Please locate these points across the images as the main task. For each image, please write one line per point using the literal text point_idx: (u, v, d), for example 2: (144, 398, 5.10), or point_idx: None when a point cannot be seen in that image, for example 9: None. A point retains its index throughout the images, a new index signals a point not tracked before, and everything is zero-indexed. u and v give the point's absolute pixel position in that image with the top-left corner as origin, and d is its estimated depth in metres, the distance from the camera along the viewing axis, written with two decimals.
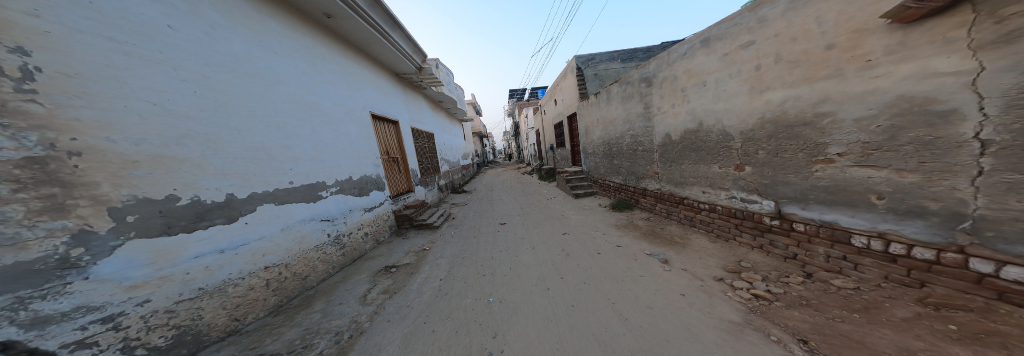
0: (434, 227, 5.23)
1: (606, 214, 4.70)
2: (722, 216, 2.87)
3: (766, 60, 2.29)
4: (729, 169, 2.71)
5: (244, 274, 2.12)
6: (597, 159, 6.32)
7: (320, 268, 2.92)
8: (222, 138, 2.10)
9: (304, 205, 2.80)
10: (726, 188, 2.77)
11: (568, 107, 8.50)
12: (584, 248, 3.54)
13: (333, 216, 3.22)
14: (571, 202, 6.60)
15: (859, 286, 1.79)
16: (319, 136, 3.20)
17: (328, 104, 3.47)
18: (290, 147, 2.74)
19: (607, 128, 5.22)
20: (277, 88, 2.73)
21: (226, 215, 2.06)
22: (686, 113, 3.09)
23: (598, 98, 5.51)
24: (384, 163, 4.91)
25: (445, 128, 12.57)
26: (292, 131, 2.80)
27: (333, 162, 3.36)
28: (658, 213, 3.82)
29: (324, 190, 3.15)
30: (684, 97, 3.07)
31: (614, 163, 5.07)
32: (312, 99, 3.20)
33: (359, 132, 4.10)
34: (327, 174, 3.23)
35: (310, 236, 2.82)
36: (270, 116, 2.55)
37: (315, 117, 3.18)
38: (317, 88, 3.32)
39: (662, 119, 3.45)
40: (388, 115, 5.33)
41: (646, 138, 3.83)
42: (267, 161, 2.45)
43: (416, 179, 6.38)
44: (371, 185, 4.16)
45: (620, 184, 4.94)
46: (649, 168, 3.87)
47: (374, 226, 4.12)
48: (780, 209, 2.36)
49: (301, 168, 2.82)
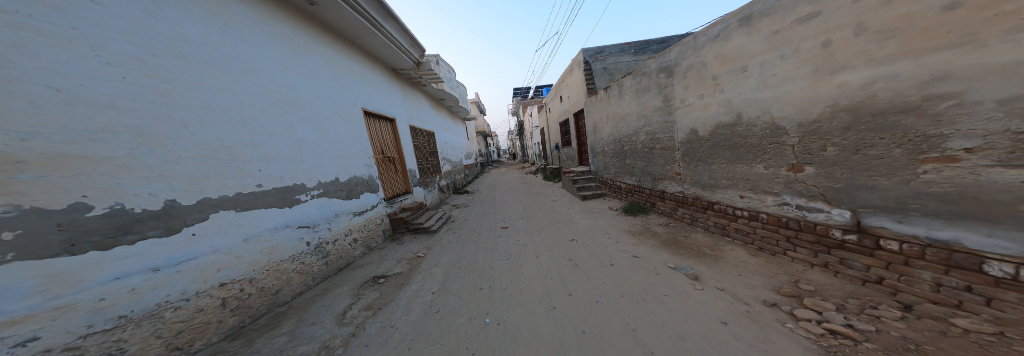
0: (432, 231, 4.88)
1: (618, 218, 4.35)
2: (768, 225, 2.45)
3: (839, 33, 1.84)
4: (780, 169, 2.29)
5: (189, 294, 1.79)
6: (606, 159, 5.97)
7: (295, 280, 2.59)
8: (162, 135, 1.77)
9: (277, 210, 2.48)
10: (778, 193, 2.33)
11: (574, 104, 8.22)
12: (594, 258, 3.19)
13: (316, 222, 2.90)
14: (578, 205, 6.25)
15: (1003, 331, 1.26)
16: (298, 134, 2.87)
17: (309, 99, 3.14)
18: (259, 146, 2.40)
19: (619, 125, 4.86)
20: (243, 77, 2.38)
21: (164, 225, 1.73)
22: (717, 104, 2.71)
23: (608, 93, 5.15)
24: (378, 163, 4.56)
25: (447, 127, 12.27)
26: (262, 127, 2.47)
27: (316, 162, 3.04)
28: (679, 218, 3.45)
29: (304, 193, 2.83)
30: (716, 86, 2.68)
31: (627, 163, 4.71)
32: (289, 92, 2.86)
33: (348, 130, 3.77)
34: (307, 175, 2.89)
35: (283, 245, 2.49)
36: (232, 109, 2.22)
37: (293, 113, 2.85)
38: (296, 82, 2.98)
39: (686, 112, 3.07)
40: (383, 112, 5.00)
41: (665, 134, 3.47)
42: (227, 161, 2.12)
43: (415, 180, 6.06)
44: (362, 187, 3.84)
45: (633, 186, 4.61)
46: (668, 168, 3.51)
47: (364, 231, 3.79)
48: (859, 221, 1.89)
49: (273, 169, 2.49)
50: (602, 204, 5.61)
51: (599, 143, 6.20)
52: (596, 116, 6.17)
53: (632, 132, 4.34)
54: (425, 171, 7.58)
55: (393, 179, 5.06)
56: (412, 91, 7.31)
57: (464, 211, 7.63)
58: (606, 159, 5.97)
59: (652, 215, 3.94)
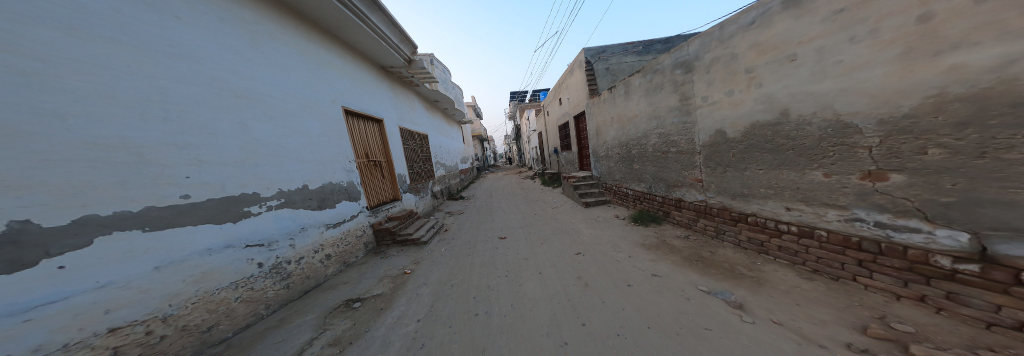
0: (423, 243, 4.45)
1: (629, 229, 4.00)
2: (828, 243, 2.05)
3: (945, 3, 1.41)
4: (845, 177, 1.91)
5: (54, 348, 1.32)
6: (611, 164, 5.69)
7: (240, 311, 2.12)
8: (22, 129, 1.31)
9: (216, 227, 2.01)
10: (845, 207, 1.92)
11: (574, 106, 8.10)
12: (606, 277, 2.82)
13: (272, 239, 2.43)
14: (582, 213, 5.91)
15: None
16: (255, 133, 2.43)
17: (274, 93, 2.70)
18: (195, 147, 1.95)
19: (629, 127, 4.58)
20: (177, 64, 1.95)
21: (9, 257, 1.24)
22: (752, 101, 2.40)
23: (616, 93, 4.88)
24: (361, 168, 4.14)
25: (441, 130, 11.89)
26: (201, 125, 2.01)
27: (278, 167, 2.59)
28: (700, 230, 3.11)
29: (258, 204, 2.36)
30: (751, 80, 2.37)
31: (637, 168, 4.43)
32: (245, 84, 2.42)
33: (323, 130, 3.33)
34: (265, 182, 2.43)
35: (222, 270, 2.02)
36: (154, 102, 1.78)
37: (249, 108, 2.40)
38: (256, 74, 2.55)
39: (712, 110, 2.77)
40: (368, 112, 4.60)
41: (682, 136, 3.17)
42: (144, 166, 1.67)
43: (405, 186, 5.66)
44: (338, 194, 3.40)
45: (642, 193, 4.33)
46: (686, 173, 3.20)
47: (340, 246, 3.33)
48: (982, 247, 1.43)
49: (216, 177, 2.04)
50: (609, 212, 5.29)
51: (605, 147, 5.89)
52: (601, 118, 5.88)
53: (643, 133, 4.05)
54: (418, 177, 7.17)
55: (380, 185, 4.65)
56: (403, 92, 6.93)
57: (459, 219, 7.22)
58: (611, 165, 5.69)
59: (667, 226, 3.62)
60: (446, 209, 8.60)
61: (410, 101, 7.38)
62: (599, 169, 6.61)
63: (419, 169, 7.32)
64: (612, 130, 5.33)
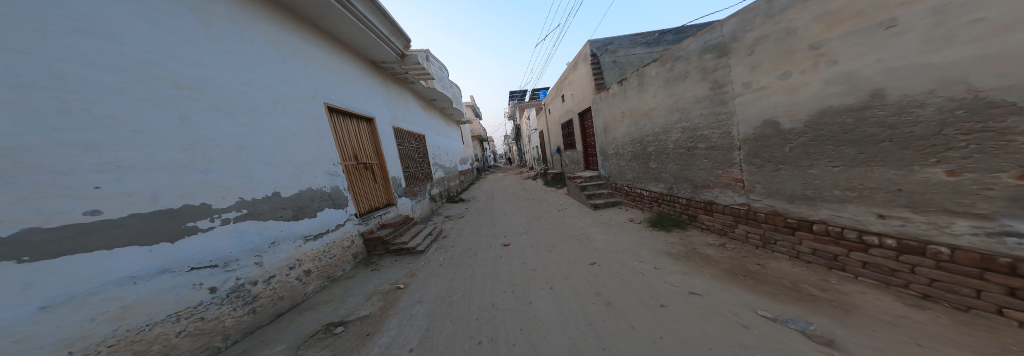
0: (420, 252, 4.03)
1: (649, 235, 3.62)
2: (955, 265, 1.52)
3: None
4: (965, 174, 1.48)
5: None
6: (622, 164, 5.31)
7: (184, 349, 1.72)
8: None
9: (142, 247, 1.63)
10: (989, 217, 1.41)
11: (579, 101, 7.81)
12: (630, 294, 2.44)
13: (229, 258, 2.03)
14: (592, 216, 5.53)
15: None
16: (202, 131, 2.01)
17: (231, 85, 2.29)
18: (108, 149, 1.57)
19: (644, 123, 4.19)
20: (90, 46, 1.57)
21: None
22: (821, 82, 1.97)
23: (631, 86, 4.49)
24: (348, 171, 3.73)
25: (439, 131, 11.48)
26: (117, 120, 1.62)
27: (236, 172, 2.17)
28: (738, 237, 2.72)
29: (205, 218, 1.94)
30: (819, 58, 1.96)
31: (655, 167, 4.04)
32: (189, 74, 2.01)
33: (299, 128, 2.91)
34: (218, 191, 2.02)
35: (152, 301, 1.63)
36: (50, 93, 1.41)
37: (193, 102, 2.00)
38: (207, 62, 2.14)
39: (758, 97, 2.40)
40: (355, 109, 4.14)
41: (721, 128, 2.75)
42: (25, 173, 1.31)
43: (401, 190, 5.25)
44: (319, 201, 2.99)
45: (662, 194, 4.00)
46: (725, 173, 2.79)
47: (323, 259, 2.93)
48: None
49: (142, 184, 1.67)
50: (622, 215, 4.90)
51: (615, 145, 5.51)
52: (611, 114, 5.50)
53: (665, 128, 3.66)
54: (415, 180, 6.77)
55: (371, 190, 4.24)
56: (397, 89, 6.50)
57: (460, 223, 6.85)
58: (623, 164, 5.31)
59: (695, 231, 3.24)
60: (445, 212, 8.21)
61: (404, 99, 6.97)
62: (608, 169, 6.23)
63: (415, 171, 6.92)
64: (624, 126, 4.95)
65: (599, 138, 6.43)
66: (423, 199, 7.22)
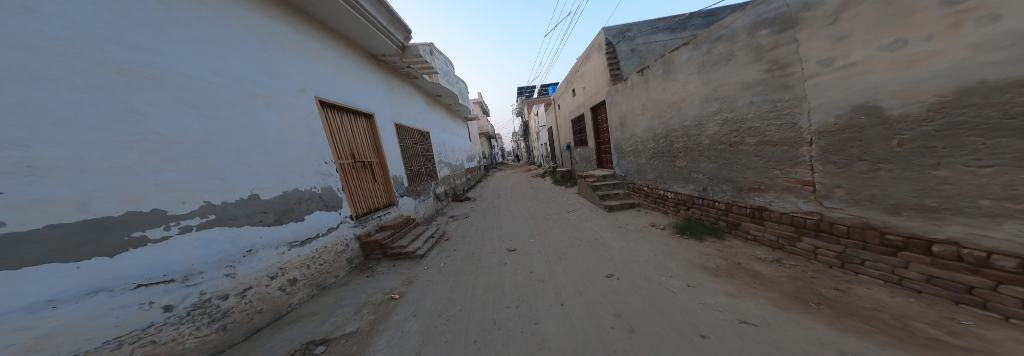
0: (419, 257, 3.72)
1: (676, 244, 3.16)
2: None
3: None
4: None
5: None
6: (642, 162, 4.82)
7: None
8: None
9: (73, 266, 1.33)
10: None
11: (593, 95, 7.33)
12: (656, 315, 2.01)
13: (191, 271, 1.72)
14: (606, 219, 5.09)
15: None
16: (158, 126, 1.70)
17: (198, 74, 1.98)
18: (26, 146, 1.26)
19: (671, 116, 3.69)
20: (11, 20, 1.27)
21: None
22: (960, 50, 1.35)
23: (655, 75, 3.99)
24: (343, 171, 3.41)
25: (445, 127, 11.18)
26: (36, 111, 1.30)
27: (203, 174, 1.87)
28: (796, 250, 2.24)
29: (157, 226, 1.63)
30: (955, 16, 1.36)
31: (683, 165, 3.56)
32: (141, 59, 1.70)
33: (285, 125, 2.61)
34: (177, 194, 1.73)
35: (86, 329, 1.32)
36: None
37: (146, 92, 1.68)
38: (166, 47, 1.83)
39: (845, 76, 1.79)
40: (353, 105, 3.85)
41: (784, 118, 2.21)
42: None
43: (402, 189, 4.94)
44: (308, 203, 2.68)
45: (689, 196, 3.55)
46: (784, 174, 2.27)
47: (311, 266, 2.63)
48: None
49: (74, 191, 1.37)
50: (640, 219, 4.44)
51: (634, 141, 5.03)
52: (630, 108, 5.00)
53: (696, 122, 3.16)
54: (418, 179, 6.46)
55: (370, 190, 3.93)
56: (399, 85, 6.18)
57: (464, 224, 6.55)
58: (642, 163, 4.82)
59: (733, 241, 2.77)
60: (449, 212, 7.94)
61: (407, 95, 6.66)
62: (625, 167, 5.74)
63: (418, 169, 6.61)
64: (646, 121, 4.45)
65: (614, 134, 5.94)
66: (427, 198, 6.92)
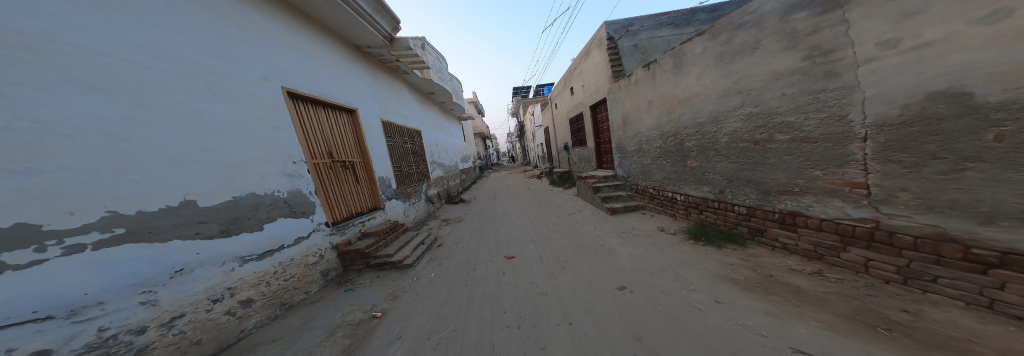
0: (407, 266, 3.42)
1: (690, 250, 2.93)
2: None
3: None
4: None
5: None
6: (646, 162, 4.60)
7: None
8: None
9: None
10: None
11: (592, 93, 7.09)
12: (674, 332, 1.76)
13: (83, 303, 1.38)
14: (609, 223, 4.85)
15: None
16: (33, 112, 1.33)
17: (112, 51, 1.62)
18: None
19: (681, 112, 3.47)
20: None
21: None
22: None
23: (664, 69, 3.77)
24: (320, 171, 3.07)
25: (438, 126, 10.82)
26: None
27: (108, 176, 1.52)
28: (836, 261, 1.99)
29: (30, 248, 1.28)
30: None
31: (694, 166, 3.33)
32: (12, 23, 1.31)
33: (239, 117, 2.23)
34: (69, 206, 1.38)
35: None
36: None
37: (26, 68, 1.33)
38: (65, 14, 1.47)
39: (920, 58, 1.53)
40: (331, 98, 3.46)
41: (829, 110, 1.97)
42: None
43: (388, 190, 4.60)
44: (268, 209, 2.32)
45: (701, 199, 3.31)
46: (828, 174, 2.02)
47: (273, 283, 2.27)
48: None
49: None
50: (647, 224, 4.20)
51: (638, 140, 4.82)
52: (635, 105, 4.79)
53: (712, 118, 2.94)
54: (408, 179, 6.11)
55: (351, 193, 3.58)
56: (388, 80, 5.81)
57: (458, 229, 6.24)
58: (647, 164, 4.59)
59: (756, 249, 2.53)
60: (443, 215, 7.60)
61: (397, 91, 6.29)
62: (627, 168, 5.52)
63: (408, 168, 6.26)
64: (652, 118, 4.23)
65: (616, 133, 5.73)
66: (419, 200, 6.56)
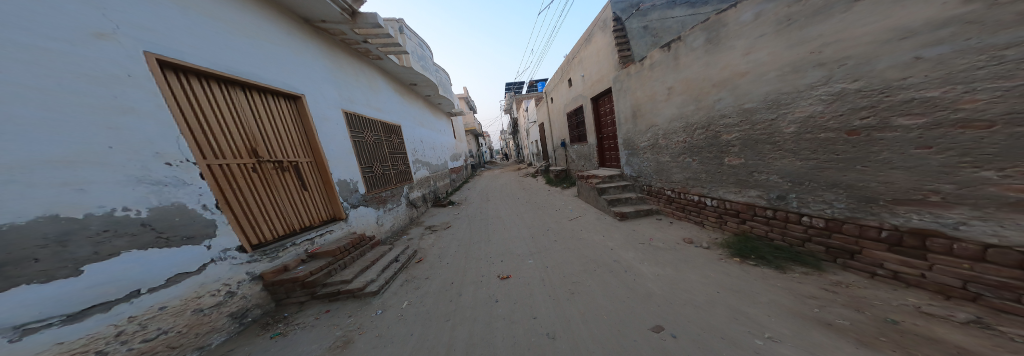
0: (370, 294, 2.86)
1: (738, 272, 2.29)
2: None
3: None
4: None
5: None
6: (666, 160, 3.95)
7: None
8: None
9: None
10: None
11: (597, 81, 6.65)
12: None
13: None
14: (622, 233, 4.21)
15: None
16: None
17: None
18: None
19: (715, 97, 2.87)
20: None
21: None
22: None
23: (689, 47, 3.15)
24: (235, 173, 2.43)
25: (423, 122, 9.99)
26: None
27: None
28: (1010, 306, 1.34)
29: None
30: None
31: (740, 164, 2.69)
32: None
33: (29, 91, 1.42)
34: None
35: None
36: None
37: None
38: None
39: None
40: (247, 77, 2.74)
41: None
42: None
43: (346, 196, 3.91)
44: (95, 241, 1.55)
45: (745, 207, 2.73)
46: (1010, 176, 1.34)
47: (116, 350, 1.55)
48: None
49: None
50: (670, 233, 3.57)
51: (653, 134, 4.20)
52: (649, 94, 4.19)
53: (768, 101, 2.38)
54: (381, 183, 5.35)
55: (288, 199, 2.96)
56: (353, 65, 5.04)
57: (443, 239, 5.58)
58: (666, 162, 3.94)
59: (844, 276, 1.91)
60: (428, 222, 6.93)
61: (366, 79, 5.53)
62: (639, 167, 4.89)
63: (381, 169, 5.48)
64: (671, 108, 3.63)
65: (627, 127, 5.12)
66: (394, 205, 5.81)
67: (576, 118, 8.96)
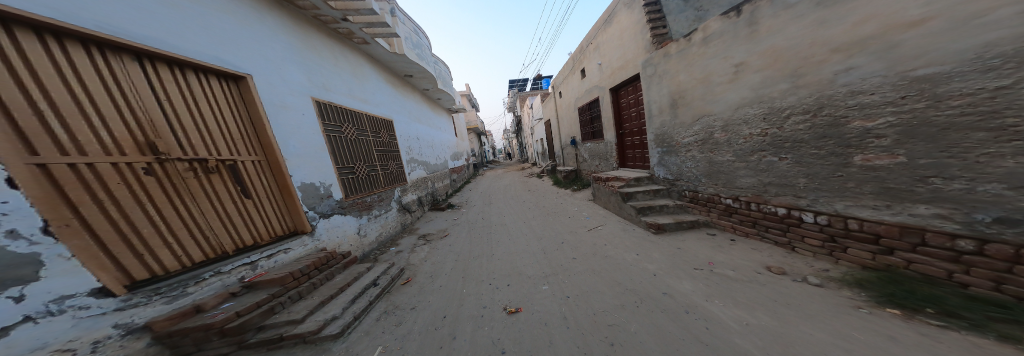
0: (329, 338, 2.09)
1: (921, 339, 1.41)
2: None
3: None
4: None
5: None
6: (725, 159, 3.10)
7: None
8: None
9: None
10: None
11: (618, 69, 5.81)
12: None
13: None
14: (662, 251, 3.34)
15: None
16: None
17: None
18: None
19: (840, 66, 2.06)
20: None
21: None
22: None
23: (783, 5, 2.37)
24: (103, 178, 1.67)
25: (420, 118, 9.15)
26: None
27: None
28: None
29: None
30: None
31: (900, 164, 1.85)
32: None
33: None
34: None
35: None
36: None
37: None
38: None
39: None
40: (147, 44, 1.98)
41: None
42: None
43: (311, 204, 3.11)
44: None
45: (896, 228, 1.89)
46: None
47: None
48: None
49: None
50: (738, 257, 2.68)
51: (702, 125, 3.36)
52: (696, 76, 3.35)
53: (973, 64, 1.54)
54: (363, 186, 4.51)
55: (212, 210, 2.22)
56: (331, 46, 4.24)
57: (438, 253, 4.77)
58: (726, 163, 3.08)
59: None
60: (423, 230, 6.12)
61: (350, 64, 4.72)
62: (678, 167, 3.99)
63: (365, 170, 4.65)
64: (741, 89, 2.82)
65: (660, 119, 4.27)
66: (380, 212, 4.95)
67: (590, 113, 8.09)
